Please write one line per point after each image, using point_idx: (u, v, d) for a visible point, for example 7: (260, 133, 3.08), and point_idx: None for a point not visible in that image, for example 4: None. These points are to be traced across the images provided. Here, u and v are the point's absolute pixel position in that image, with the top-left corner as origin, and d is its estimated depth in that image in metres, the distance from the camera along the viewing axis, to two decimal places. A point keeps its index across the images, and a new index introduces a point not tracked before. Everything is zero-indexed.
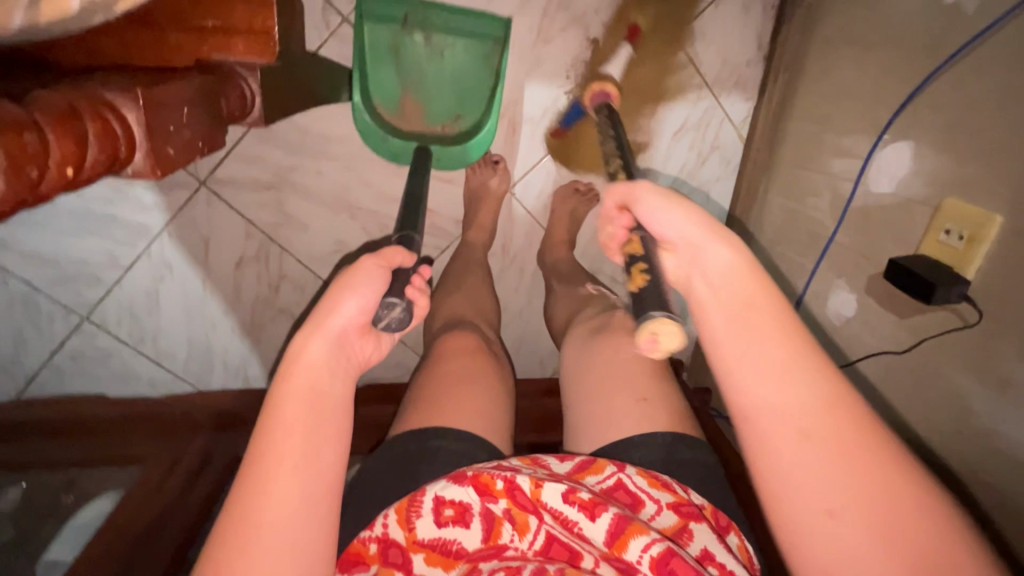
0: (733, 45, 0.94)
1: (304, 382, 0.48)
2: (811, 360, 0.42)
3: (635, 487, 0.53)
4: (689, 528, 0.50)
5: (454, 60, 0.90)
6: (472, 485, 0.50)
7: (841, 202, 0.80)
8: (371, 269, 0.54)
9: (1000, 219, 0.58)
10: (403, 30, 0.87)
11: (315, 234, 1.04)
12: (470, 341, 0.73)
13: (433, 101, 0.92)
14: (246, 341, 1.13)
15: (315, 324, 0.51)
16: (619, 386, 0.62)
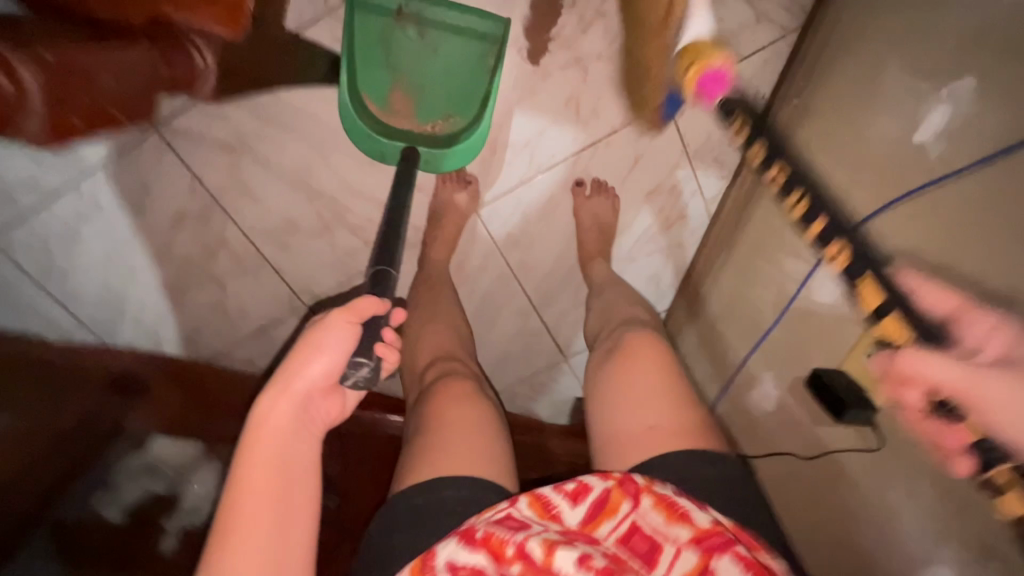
0: (718, 124, 0.98)
1: (272, 442, 0.54)
2: (979, 352, 0.51)
3: (651, 527, 0.54)
4: (712, 565, 0.52)
5: (450, 57, 0.86)
6: (484, 550, 0.51)
7: (785, 298, 0.83)
8: (338, 325, 0.57)
9: None
10: (396, 24, 0.84)
11: (267, 208, 1.00)
12: (463, 385, 0.72)
13: (425, 100, 0.88)
14: (168, 300, 1.06)
15: (282, 384, 0.56)
16: (632, 403, 0.67)
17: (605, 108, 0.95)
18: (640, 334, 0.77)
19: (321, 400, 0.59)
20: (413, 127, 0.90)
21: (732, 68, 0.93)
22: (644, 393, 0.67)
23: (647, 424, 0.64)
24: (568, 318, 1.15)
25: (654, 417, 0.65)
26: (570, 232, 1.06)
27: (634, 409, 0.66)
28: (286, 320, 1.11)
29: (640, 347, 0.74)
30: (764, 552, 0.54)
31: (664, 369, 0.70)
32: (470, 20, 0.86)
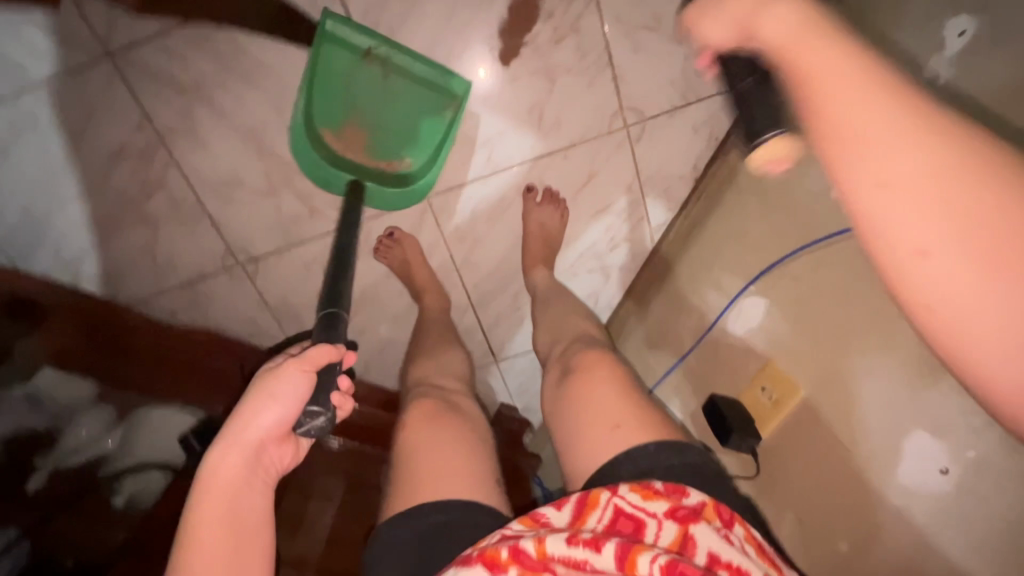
0: (671, 157, 1.02)
1: (224, 497, 0.51)
2: (882, 97, 0.35)
3: (631, 508, 0.46)
4: (690, 536, 0.44)
5: (407, 105, 0.92)
6: (479, 562, 0.43)
7: (703, 329, 0.86)
8: (290, 376, 0.54)
9: (802, 394, 0.64)
10: (362, 63, 0.88)
11: (214, 157, 0.97)
12: (434, 404, 0.69)
13: (382, 139, 0.94)
14: (93, 235, 1.01)
15: (230, 435, 0.53)
16: (587, 424, 0.56)
17: (566, 120, 0.98)
18: (595, 350, 0.64)
19: (275, 449, 0.56)
20: (362, 159, 0.95)
21: (690, 106, 0.98)
22: (601, 399, 0.56)
23: (609, 427, 0.54)
24: (503, 321, 1.15)
25: (617, 415, 0.54)
26: (516, 237, 1.07)
27: (589, 423, 0.56)
28: (214, 278, 1.06)
29: (591, 363, 0.62)
30: (741, 522, 0.46)
31: (614, 382, 0.58)
32: (436, 73, 0.91)
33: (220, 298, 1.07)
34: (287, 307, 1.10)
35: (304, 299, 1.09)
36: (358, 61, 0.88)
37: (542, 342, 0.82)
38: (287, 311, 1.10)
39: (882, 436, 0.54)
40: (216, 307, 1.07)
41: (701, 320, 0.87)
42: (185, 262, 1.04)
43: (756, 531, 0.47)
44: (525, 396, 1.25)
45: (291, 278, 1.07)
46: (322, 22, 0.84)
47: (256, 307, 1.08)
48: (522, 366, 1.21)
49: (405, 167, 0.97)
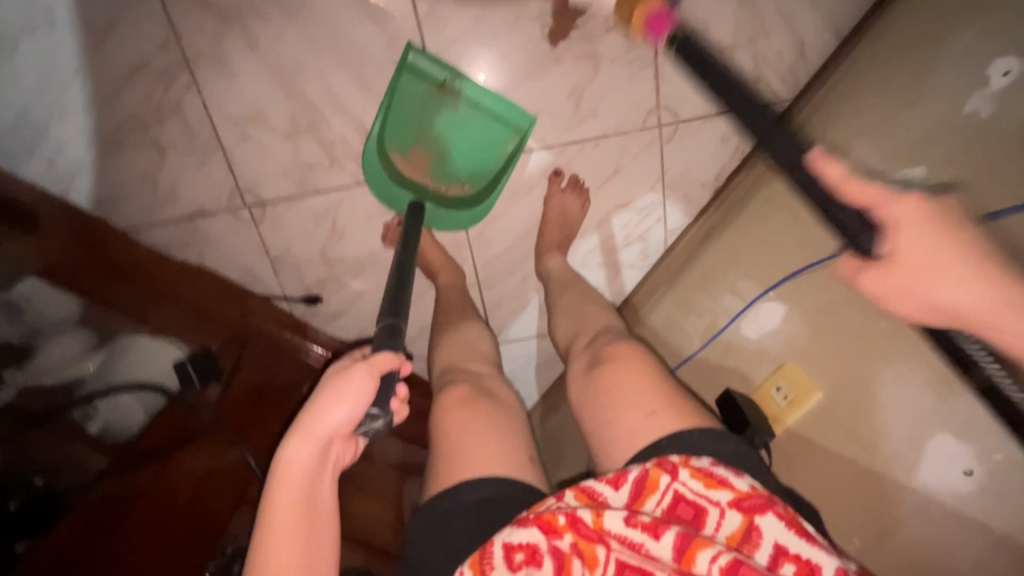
0: (697, 162, 1.03)
1: (299, 488, 0.52)
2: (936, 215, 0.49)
3: (693, 495, 0.47)
4: (755, 526, 0.46)
5: (472, 134, 0.96)
6: (536, 524, 0.46)
7: (713, 331, 0.86)
8: (359, 379, 0.53)
9: (819, 395, 0.70)
10: (435, 92, 0.93)
11: (239, 89, 0.92)
12: (466, 389, 0.67)
13: (446, 163, 0.98)
14: (94, 151, 0.93)
15: (303, 430, 0.53)
16: (621, 410, 0.55)
17: (601, 110, 0.98)
18: (624, 341, 0.63)
19: (340, 444, 0.56)
20: (427, 181, 0.99)
21: (722, 115, 1.00)
22: (637, 385, 0.56)
23: (646, 412, 0.53)
24: (506, 304, 1.14)
25: (654, 401, 0.54)
26: (534, 219, 1.06)
27: (626, 406, 0.55)
28: (217, 215, 0.99)
29: (624, 353, 0.60)
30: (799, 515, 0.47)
31: (649, 371, 0.58)
32: (503, 104, 0.93)
33: (220, 240, 1.00)
34: (290, 259, 1.04)
35: (307, 252, 1.04)
36: (430, 89, 0.92)
37: (559, 321, 0.81)
38: (288, 262, 1.04)
39: (904, 439, 0.63)
40: (217, 247, 1.00)
41: (712, 322, 0.87)
42: (188, 195, 0.97)
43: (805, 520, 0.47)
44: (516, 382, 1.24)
45: (298, 227, 1.02)
46: (404, 53, 0.90)
47: (259, 256, 1.02)
48: (518, 351, 1.20)
49: (464, 192, 1.01)
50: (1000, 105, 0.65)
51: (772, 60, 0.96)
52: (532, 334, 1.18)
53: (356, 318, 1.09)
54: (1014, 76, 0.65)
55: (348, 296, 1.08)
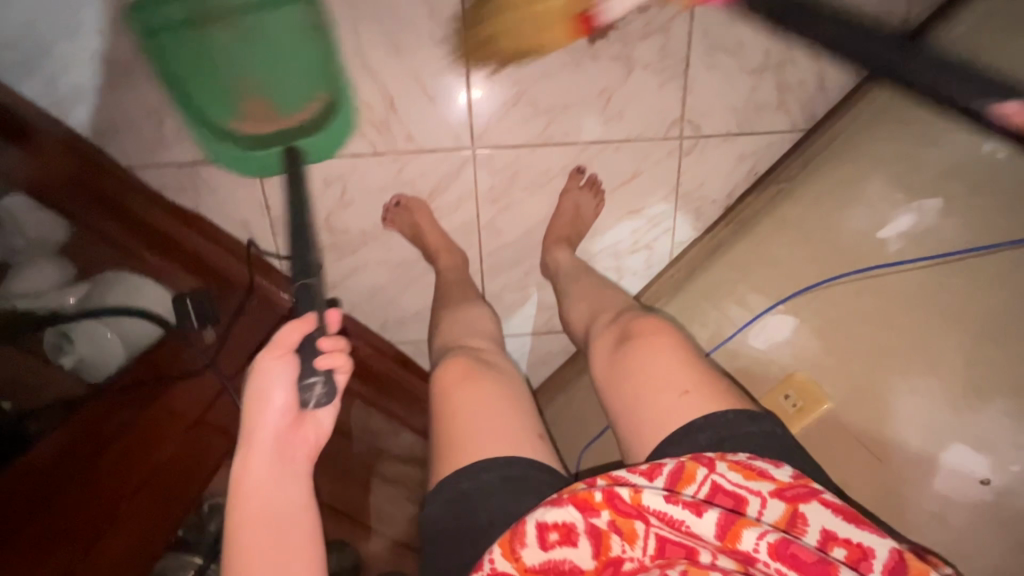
0: (711, 179, 1.05)
1: (261, 501, 0.49)
2: None
3: (733, 485, 0.46)
4: (801, 512, 0.44)
5: (278, 40, 0.78)
6: (572, 502, 0.45)
7: (719, 338, 0.85)
8: (272, 364, 0.52)
9: (827, 405, 0.72)
10: (196, 29, 0.76)
11: None
12: (466, 361, 0.63)
13: (282, 91, 0.81)
14: None
15: (245, 442, 0.51)
16: (650, 393, 0.54)
17: (628, 115, 0.99)
18: (650, 318, 0.62)
19: (298, 440, 0.53)
20: (282, 125, 0.85)
21: (742, 136, 1.02)
22: (667, 366, 0.55)
23: (680, 391, 0.52)
24: (505, 296, 1.13)
25: (686, 381, 0.53)
26: (547, 213, 1.06)
27: (653, 390, 0.54)
28: None
29: (652, 331, 0.59)
30: (839, 497, 0.46)
31: (677, 348, 0.57)
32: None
33: (221, 191, 0.94)
34: (291, 222, 1.00)
35: (312, 217, 1.00)
36: (177, 35, 0.77)
37: (570, 311, 0.80)
38: (289, 224, 1.00)
39: (921, 449, 0.67)
40: (218, 198, 0.94)
41: (717, 331, 0.85)
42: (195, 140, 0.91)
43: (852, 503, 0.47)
44: None
45: (307, 190, 0.98)
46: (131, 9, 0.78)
47: (255, 212, 0.96)
48: (511, 348, 1.18)
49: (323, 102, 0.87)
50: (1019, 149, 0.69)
51: (794, 89, 0.99)
52: (527, 331, 1.17)
53: (351, 291, 1.07)
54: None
55: (346, 268, 1.06)
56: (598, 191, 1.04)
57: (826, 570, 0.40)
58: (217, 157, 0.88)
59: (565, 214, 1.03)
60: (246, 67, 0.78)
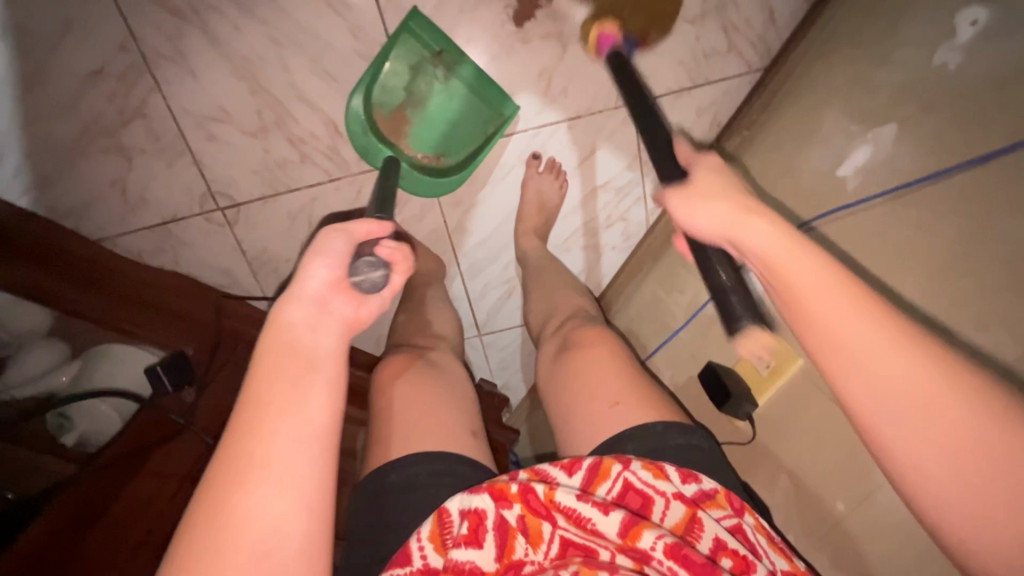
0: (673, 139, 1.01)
1: (290, 339, 0.49)
2: None
3: (642, 484, 0.48)
4: (699, 518, 0.47)
5: (453, 106, 0.92)
6: (488, 492, 0.48)
7: (697, 304, 0.89)
8: (335, 237, 0.56)
9: (800, 362, 0.72)
10: (404, 37, 0.85)
11: (202, 88, 0.86)
12: (404, 361, 0.66)
13: (425, 133, 0.94)
14: (57, 163, 0.88)
15: (289, 292, 0.52)
16: (587, 401, 0.57)
17: (574, 90, 0.94)
18: (593, 327, 0.66)
19: (341, 306, 0.54)
20: (405, 144, 0.94)
21: (697, 89, 0.97)
22: (604, 377, 0.58)
23: (609, 403, 0.55)
24: (487, 293, 1.13)
25: (618, 392, 0.56)
26: (513, 205, 1.04)
27: (592, 400, 0.57)
28: (189, 219, 0.96)
29: (594, 338, 0.64)
30: (751, 509, 0.50)
31: (616, 357, 0.61)
32: (488, 87, 0.91)
33: (196, 243, 0.99)
34: (266, 260, 1.03)
35: (284, 252, 1.02)
36: (429, 67, 0.89)
37: (533, 307, 0.81)
38: (265, 263, 1.03)
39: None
40: (197, 253, 1.00)
41: (695, 297, 0.89)
42: (159, 202, 0.94)
43: (763, 517, 0.51)
44: (505, 371, 1.23)
45: (273, 227, 0.99)
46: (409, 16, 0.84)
47: (236, 257, 1.02)
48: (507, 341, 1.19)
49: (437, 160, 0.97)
50: (969, 55, 0.62)
51: (743, 29, 0.92)
52: (515, 324, 1.17)
53: None
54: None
55: None
56: (559, 170, 1.02)
57: (710, 574, 0.43)
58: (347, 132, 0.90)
59: (530, 205, 1.01)
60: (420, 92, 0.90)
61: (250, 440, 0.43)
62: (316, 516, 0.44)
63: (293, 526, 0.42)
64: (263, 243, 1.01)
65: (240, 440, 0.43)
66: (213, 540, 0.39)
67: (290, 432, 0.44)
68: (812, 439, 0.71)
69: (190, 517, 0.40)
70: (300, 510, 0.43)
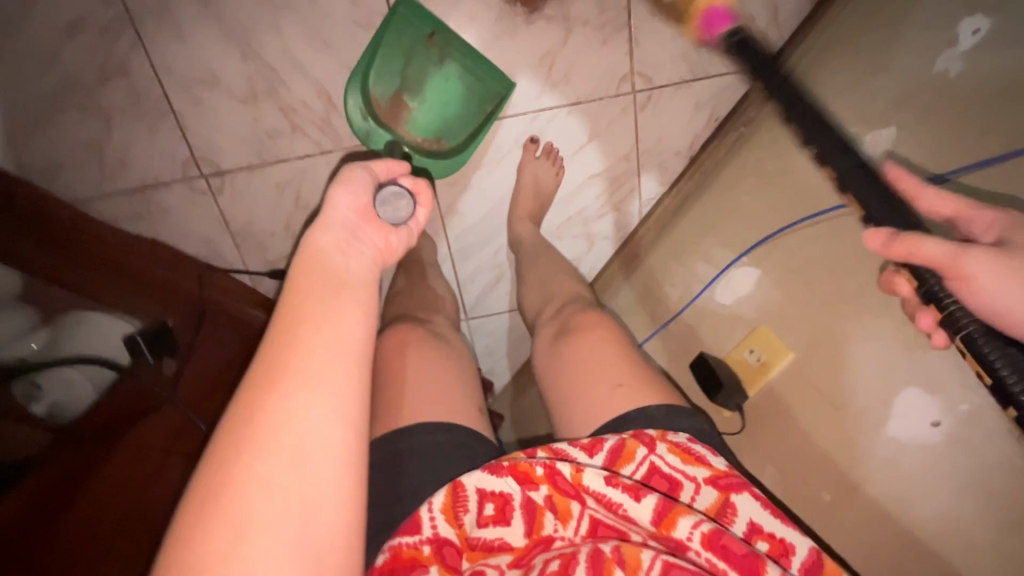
0: (671, 132, 0.99)
1: (322, 263, 0.49)
2: None
3: (670, 467, 0.49)
4: (731, 502, 0.48)
5: (451, 88, 0.89)
6: (511, 475, 0.48)
7: (688, 298, 0.90)
8: (355, 173, 0.58)
9: (790, 357, 0.74)
10: (398, 19, 0.83)
11: (190, 49, 0.82)
12: (403, 337, 0.66)
13: (426, 118, 0.90)
14: (32, 118, 0.83)
15: (318, 222, 0.53)
16: (588, 385, 0.57)
17: (575, 76, 0.93)
18: (591, 313, 0.66)
19: (369, 233, 0.56)
20: (406, 130, 0.90)
21: (700, 81, 0.95)
22: (605, 362, 0.58)
23: (614, 384, 0.56)
24: (477, 278, 1.12)
25: (620, 375, 0.57)
26: (508, 190, 1.03)
27: (592, 382, 0.57)
28: (171, 186, 0.92)
29: (594, 323, 0.64)
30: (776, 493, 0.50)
31: (615, 340, 0.61)
32: (484, 69, 0.89)
33: (177, 211, 0.95)
34: (251, 233, 0.99)
35: (271, 225, 0.99)
36: (423, 51, 0.86)
37: (528, 293, 0.81)
38: (249, 236, 0.99)
39: (873, 395, 0.65)
40: (177, 223, 0.96)
41: (686, 290, 0.90)
42: (141, 167, 0.90)
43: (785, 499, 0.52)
44: (490, 357, 1.23)
45: (260, 199, 0.96)
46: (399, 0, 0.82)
47: (218, 229, 0.98)
48: (491, 328, 1.19)
49: (439, 146, 0.93)
50: (970, 63, 0.64)
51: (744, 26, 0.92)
52: (503, 310, 1.16)
53: None
54: None
55: None
56: (556, 156, 1.00)
57: (752, 562, 0.43)
58: (348, 116, 0.87)
59: (526, 190, 1.00)
60: (417, 75, 0.87)
61: (284, 346, 0.42)
62: (355, 427, 0.42)
63: (332, 433, 0.40)
64: (248, 215, 0.97)
65: (277, 348, 0.42)
66: (252, 441, 0.37)
67: (326, 343, 0.43)
68: (794, 432, 0.73)
69: (228, 421, 0.39)
70: (338, 419, 0.41)
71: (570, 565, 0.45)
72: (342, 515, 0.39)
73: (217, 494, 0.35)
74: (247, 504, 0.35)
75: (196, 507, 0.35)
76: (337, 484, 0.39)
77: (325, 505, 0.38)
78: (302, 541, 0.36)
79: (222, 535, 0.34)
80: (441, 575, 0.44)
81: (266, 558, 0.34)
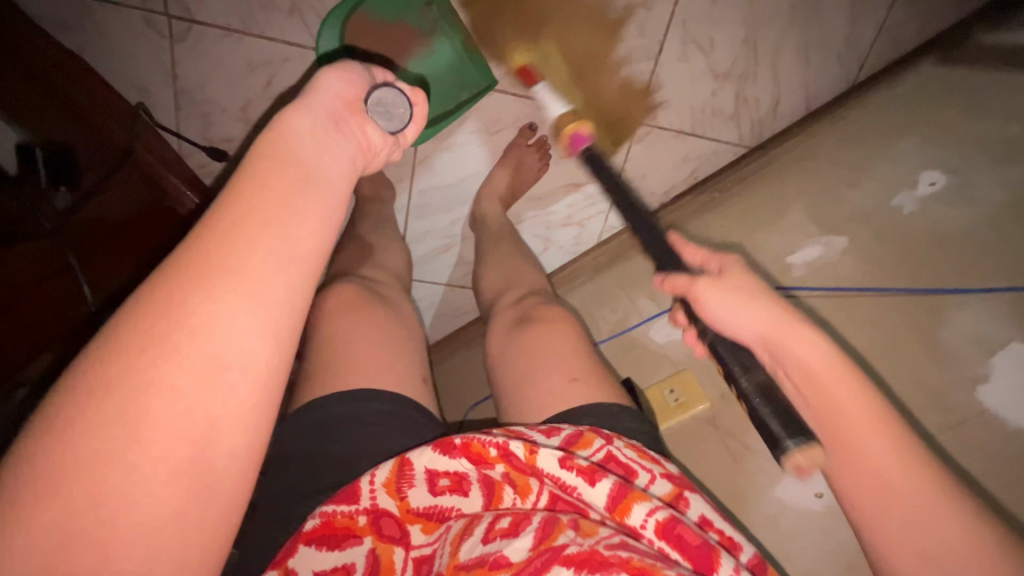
0: (655, 171, 0.99)
1: (292, 147, 0.43)
2: None
3: (625, 458, 0.49)
4: (684, 496, 0.48)
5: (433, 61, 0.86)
6: (463, 455, 0.47)
7: (624, 326, 0.94)
8: (354, 67, 0.55)
9: (704, 405, 0.82)
10: None
11: None
12: (355, 292, 0.65)
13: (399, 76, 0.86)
14: None
15: (297, 98, 0.48)
16: (543, 372, 0.58)
17: None
18: (555, 308, 0.66)
19: (351, 122, 0.51)
20: None
21: (697, 137, 0.96)
22: (563, 354, 0.59)
23: (569, 377, 0.57)
24: (427, 247, 1.07)
25: (577, 369, 0.58)
26: (488, 167, 0.99)
27: (550, 372, 0.58)
28: (126, 10, 0.79)
29: (556, 317, 0.64)
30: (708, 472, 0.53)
31: (575, 337, 0.62)
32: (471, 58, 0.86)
33: (121, 41, 0.81)
34: (199, 101, 0.87)
35: (225, 100, 0.87)
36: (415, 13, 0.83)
37: (487, 272, 0.79)
38: (196, 102, 0.87)
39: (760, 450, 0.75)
40: (116, 54, 0.82)
41: (624, 318, 0.94)
42: None
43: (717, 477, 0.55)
44: None
45: (225, 67, 0.84)
46: None
47: (162, 78, 0.85)
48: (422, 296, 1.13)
49: None
50: (922, 207, 0.77)
51: (750, 105, 0.94)
52: (441, 282, 1.11)
53: None
54: (986, 212, 0.73)
55: None
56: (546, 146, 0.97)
57: (707, 553, 0.42)
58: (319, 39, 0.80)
59: (504, 169, 0.96)
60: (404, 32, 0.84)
61: (222, 235, 0.35)
62: (285, 350, 0.36)
63: (259, 347, 0.34)
64: (202, 79, 0.85)
65: (217, 236, 0.35)
66: (161, 337, 0.31)
67: (275, 246, 0.36)
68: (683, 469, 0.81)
69: (135, 305, 0.32)
70: (268, 336, 0.35)
71: (522, 522, 0.44)
72: (249, 441, 0.34)
73: (110, 387, 0.30)
74: (139, 409, 0.30)
75: (82, 391, 0.29)
76: (251, 411, 0.34)
77: (236, 426, 0.33)
78: (196, 464, 0.31)
79: (106, 433, 0.29)
80: (374, 543, 0.46)
81: (152, 472, 0.29)
